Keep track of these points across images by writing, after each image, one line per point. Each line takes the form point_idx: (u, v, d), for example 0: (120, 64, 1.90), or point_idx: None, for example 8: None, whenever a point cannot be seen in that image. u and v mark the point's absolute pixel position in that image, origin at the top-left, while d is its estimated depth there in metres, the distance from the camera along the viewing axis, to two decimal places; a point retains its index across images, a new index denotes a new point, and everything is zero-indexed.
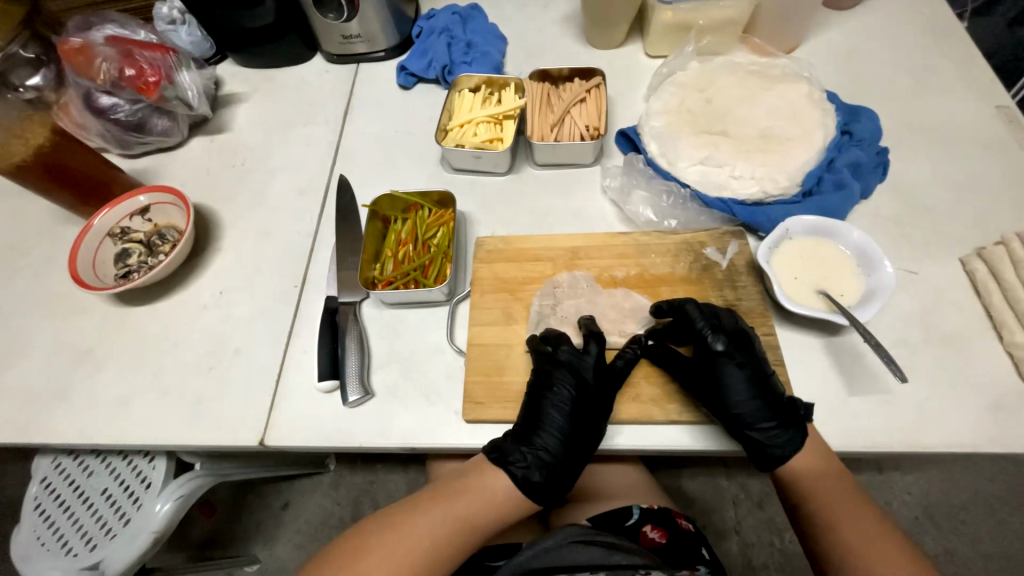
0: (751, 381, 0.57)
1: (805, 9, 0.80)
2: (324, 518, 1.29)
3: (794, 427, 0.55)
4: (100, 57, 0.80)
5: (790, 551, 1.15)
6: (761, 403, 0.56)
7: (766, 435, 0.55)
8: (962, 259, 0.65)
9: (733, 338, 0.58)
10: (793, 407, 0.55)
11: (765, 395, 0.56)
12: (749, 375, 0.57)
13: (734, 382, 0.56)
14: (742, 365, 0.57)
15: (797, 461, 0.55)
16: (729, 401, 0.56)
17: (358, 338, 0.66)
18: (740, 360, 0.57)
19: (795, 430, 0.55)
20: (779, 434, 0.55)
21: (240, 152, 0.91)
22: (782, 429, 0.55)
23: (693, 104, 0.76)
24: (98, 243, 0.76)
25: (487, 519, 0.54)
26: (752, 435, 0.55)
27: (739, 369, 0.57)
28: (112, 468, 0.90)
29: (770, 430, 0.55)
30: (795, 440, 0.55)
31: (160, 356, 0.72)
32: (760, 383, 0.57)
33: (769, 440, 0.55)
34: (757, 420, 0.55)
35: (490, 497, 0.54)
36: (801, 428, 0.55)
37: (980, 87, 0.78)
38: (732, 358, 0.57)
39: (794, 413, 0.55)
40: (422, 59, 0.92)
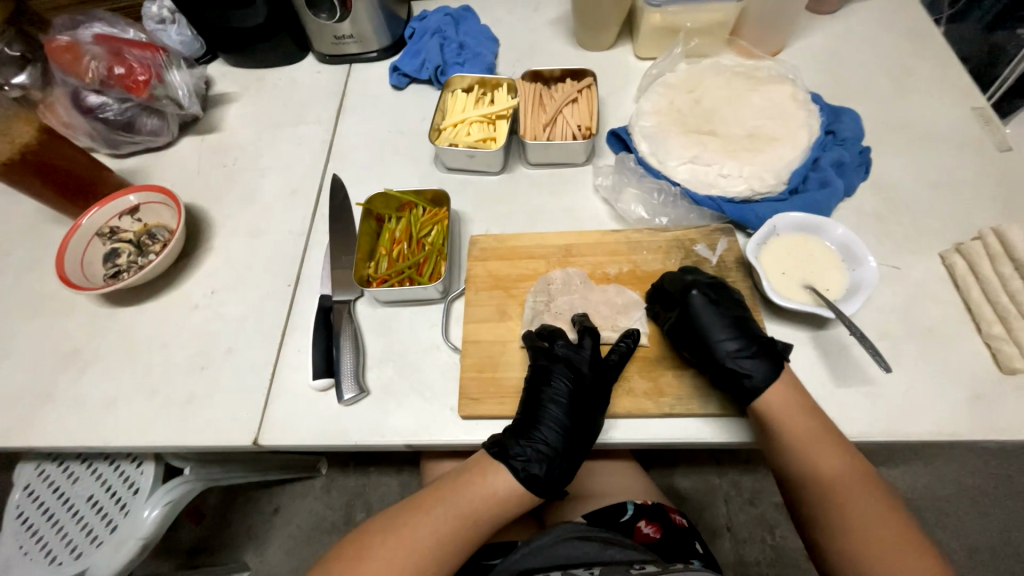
0: (727, 321, 0.59)
1: (789, 13, 0.82)
2: (316, 523, 1.28)
3: (771, 359, 0.56)
4: (88, 56, 0.79)
5: (780, 547, 1.17)
6: (736, 339, 0.58)
7: (746, 367, 0.56)
8: (941, 254, 0.67)
9: (706, 286, 0.62)
10: (767, 344, 0.58)
11: (740, 333, 0.59)
12: (722, 317, 0.59)
13: (709, 321, 0.59)
14: (715, 307, 0.60)
15: (775, 398, 0.55)
16: (707, 338, 0.58)
17: (353, 336, 0.66)
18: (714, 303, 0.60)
19: (774, 363, 0.56)
20: (757, 365, 0.56)
21: (231, 151, 0.90)
22: (759, 360, 0.56)
23: (682, 105, 0.78)
24: (86, 243, 0.75)
25: (491, 512, 0.53)
26: (730, 369, 0.56)
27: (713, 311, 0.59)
28: (98, 473, 0.88)
29: (749, 363, 0.56)
30: (773, 371, 0.56)
31: (151, 356, 0.71)
32: (735, 324, 0.59)
33: (749, 372, 0.56)
34: (734, 349, 0.57)
35: (492, 495, 0.54)
36: (779, 361, 0.56)
37: (957, 89, 0.81)
38: (706, 302, 0.60)
39: (771, 349, 0.57)
40: (414, 60, 0.93)
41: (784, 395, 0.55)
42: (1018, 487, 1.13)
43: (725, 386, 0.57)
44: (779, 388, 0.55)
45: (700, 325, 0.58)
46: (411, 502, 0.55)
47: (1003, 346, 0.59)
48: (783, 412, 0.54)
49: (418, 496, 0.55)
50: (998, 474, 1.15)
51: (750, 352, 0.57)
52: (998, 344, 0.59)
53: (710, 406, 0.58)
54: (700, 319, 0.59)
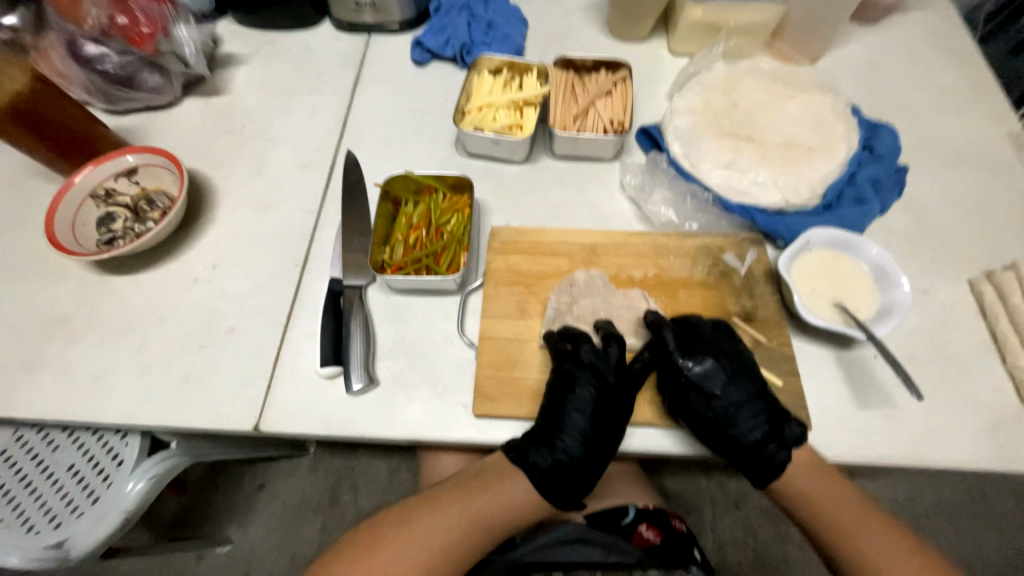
0: (736, 396, 0.57)
1: (833, 20, 0.80)
2: (300, 501, 1.25)
3: (783, 434, 0.56)
4: (89, 1, 0.72)
5: (762, 550, 1.18)
6: (745, 415, 0.57)
7: (759, 443, 0.56)
8: (970, 281, 0.66)
9: (712, 359, 0.58)
10: (776, 416, 0.57)
11: (747, 410, 0.57)
12: (728, 392, 0.57)
13: (716, 400, 0.56)
14: (713, 387, 0.57)
15: (788, 471, 0.56)
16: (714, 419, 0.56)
17: (363, 324, 0.63)
18: (722, 377, 0.57)
19: (786, 440, 0.56)
20: (769, 444, 0.56)
21: (239, 116, 0.85)
22: (770, 438, 0.56)
23: (718, 107, 0.75)
24: (78, 204, 0.70)
25: (508, 515, 0.54)
26: (748, 445, 0.57)
27: (716, 391, 0.57)
28: (81, 443, 0.84)
29: (763, 439, 0.57)
30: (785, 447, 0.56)
31: (146, 329, 0.67)
32: (744, 399, 0.57)
33: (762, 448, 0.57)
34: (747, 429, 0.57)
35: (502, 495, 0.54)
36: (792, 437, 0.56)
37: (993, 112, 0.80)
38: (708, 378, 0.57)
39: (784, 422, 0.57)
40: (439, 35, 0.88)
41: (802, 468, 0.56)
42: (998, 508, 1.15)
43: (740, 459, 0.58)
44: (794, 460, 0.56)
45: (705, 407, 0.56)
46: (426, 498, 0.55)
47: None
48: (810, 489, 0.56)
49: (427, 492, 0.56)
50: (978, 493, 1.17)
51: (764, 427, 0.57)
52: (1021, 376, 0.59)
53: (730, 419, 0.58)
54: (704, 401, 0.56)
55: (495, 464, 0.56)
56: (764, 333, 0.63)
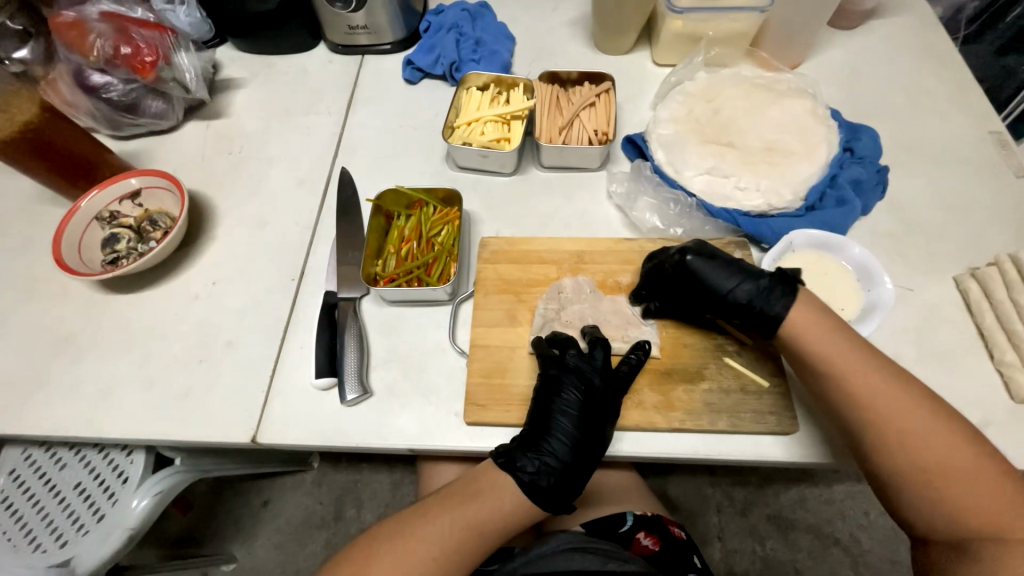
0: (725, 268, 0.59)
1: (811, 26, 0.82)
2: (305, 517, 1.26)
3: (786, 284, 0.57)
4: (94, 33, 0.76)
5: (770, 558, 1.16)
6: (745, 280, 0.58)
7: (769, 299, 0.56)
8: (955, 279, 0.66)
9: (697, 248, 0.61)
10: (773, 277, 0.58)
11: (744, 276, 0.59)
12: (718, 267, 0.60)
13: (711, 273, 0.59)
14: (700, 268, 0.59)
15: (799, 322, 0.54)
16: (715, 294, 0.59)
17: (357, 335, 0.65)
18: (707, 255, 0.60)
19: (791, 288, 0.56)
20: (776, 296, 0.56)
21: (238, 139, 0.88)
22: (774, 289, 0.57)
23: (701, 114, 0.77)
24: (85, 226, 0.73)
25: (498, 526, 0.54)
26: (765, 310, 0.56)
27: (705, 269, 0.60)
28: (86, 460, 0.85)
29: (772, 291, 0.57)
30: (788, 295, 0.56)
31: (148, 346, 0.69)
32: (733, 271, 0.59)
33: (770, 303, 0.56)
34: (748, 292, 0.58)
35: (499, 505, 0.54)
36: (792, 285, 0.56)
37: (974, 111, 0.81)
38: (702, 260, 0.60)
39: (785, 278, 0.57)
40: (429, 54, 0.91)
41: (805, 312, 0.55)
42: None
43: (763, 330, 0.57)
44: (799, 312, 0.55)
45: (697, 284, 0.59)
46: (418, 511, 0.55)
47: (1014, 373, 0.58)
48: (812, 338, 0.53)
49: (419, 504, 0.57)
50: None
51: (763, 282, 0.58)
52: (1009, 371, 0.59)
53: (719, 423, 0.58)
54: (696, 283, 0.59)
55: (486, 471, 0.57)
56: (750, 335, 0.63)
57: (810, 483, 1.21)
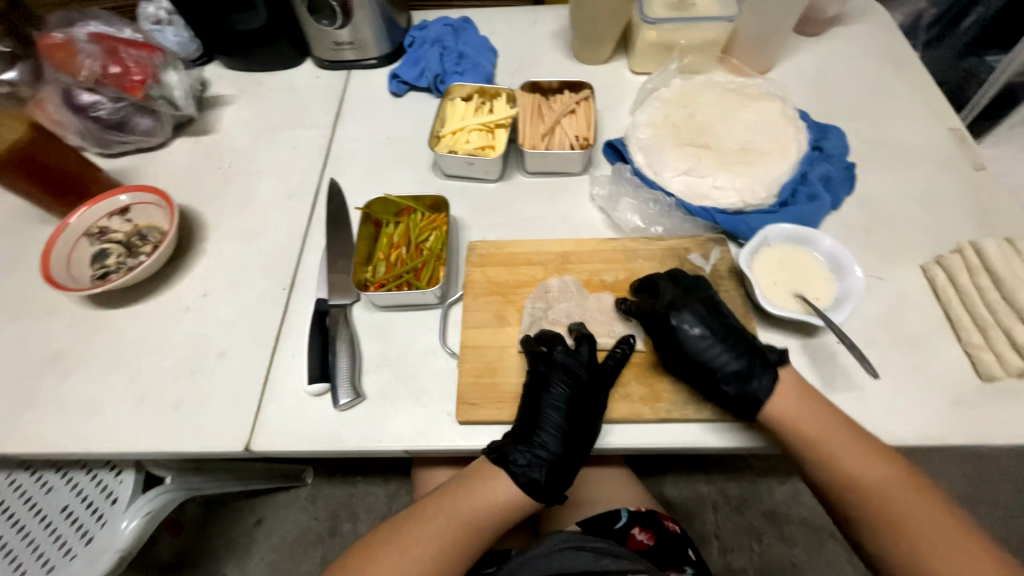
0: (711, 328, 0.61)
1: (777, 34, 0.86)
2: (300, 534, 1.24)
3: (766, 367, 0.58)
4: (83, 54, 0.77)
5: (768, 554, 1.17)
6: (727, 349, 0.59)
7: (761, 378, 0.57)
8: (922, 267, 0.70)
9: (686, 297, 0.63)
10: (758, 356, 0.59)
11: (733, 348, 0.60)
12: (710, 327, 0.61)
13: (695, 329, 0.60)
14: (694, 326, 0.60)
15: (786, 408, 0.56)
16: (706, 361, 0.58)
17: (349, 340, 0.66)
18: (694, 309, 0.62)
19: (780, 375, 0.58)
20: (766, 378, 0.57)
21: (227, 153, 0.90)
22: (755, 369, 0.58)
23: (676, 118, 0.80)
24: (74, 242, 0.74)
25: (492, 522, 0.55)
26: (741, 384, 0.57)
27: (698, 328, 0.60)
28: (74, 483, 0.83)
29: (763, 369, 0.58)
30: (775, 381, 0.57)
31: (139, 360, 0.69)
32: (722, 336, 0.60)
33: (749, 381, 0.57)
34: (726, 361, 0.58)
35: (492, 499, 0.55)
36: (772, 369, 0.58)
37: (934, 110, 0.85)
38: (687, 312, 0.61)
39: (772, 361, 0.59)
40: (414, 68, 0.94)
41: (785, 395, 0.56)
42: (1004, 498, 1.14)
43: (731, 404, 0.58)
44: (789, 397, 0.57)
45: (687, 343, 0.59)
46: (413, 512, 0.56)
47: (981, 354, 0.61)
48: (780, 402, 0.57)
49: (413, 505, 0.57)
50: (975, 480, 1.17)
51: (754, 356, 0.59)
52: (976, 352, 0.62)
53: (705, 410, 0.59)
54: (687, 343, 0.59)
55: (479, 467, 0.58)
56: None
57: (803, 477, 1.23)
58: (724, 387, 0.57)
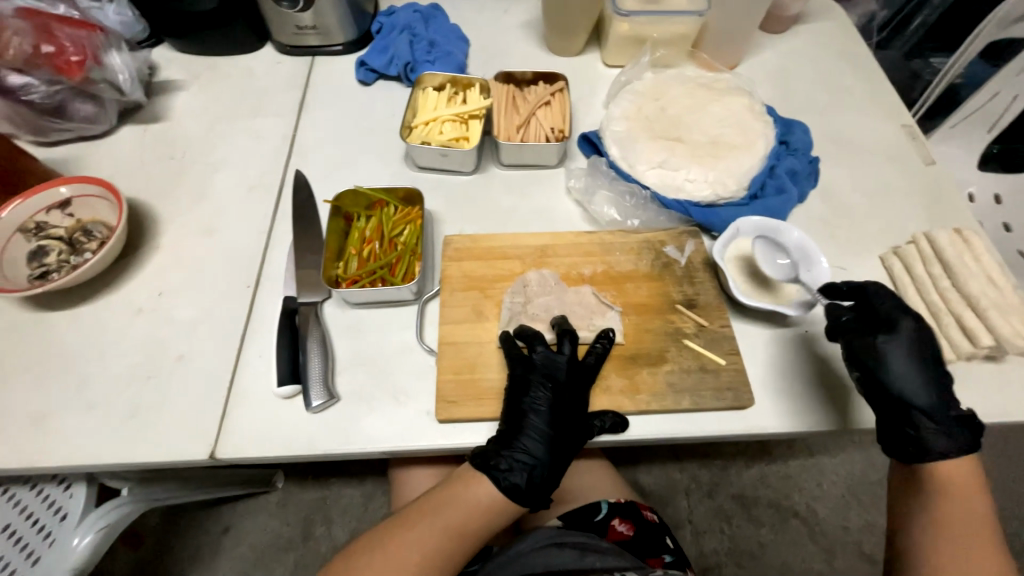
0: (916, 374, 0.57)
1: (744, 30, 0.88)
2: (270, 541, 1.19)
3: (958, 431, 0.56)
4: (10, 30, 0.69)
5: (737, 536, 1.22)
6: (932, 404, 0.56)
7: (932, 424, 0.56)
8: (881, 257, 0.73)
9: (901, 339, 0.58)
10: (969, 412, 0.57)
11: (938, 391, 0.57)
12: (928, 369, 0.58)
13: (902, 377, 0.57)
14: (924, 356, 0.58)
15: (950, 464, 0.56)
16: (910, 393, 0.56)
17: (320, 339, 0.63)
18: (911, 354, 0.58)
19: (968, 433, 0.56)
20: (943, 428, 0.56)
21: (181, 143, 0.84)
22: (946, 432, 0.56)
23: (650, 111, 0.81)
24: (6, 240, 0.67)
25: (480, 525, 0.55)
26: (925, 442, 0.56)
27: (923, 363, 0.58)
28: (16, 500, 0.73)
29: (942, 418, 0.56)
30: (959, 438, 0.56)
31: (87, 366, 0.64)
32: (934, 378, 0.58)
33: (932, 443, 0.56)
34: (926, 416, 0.56)
35: (476, 506, 0.55)
36: (963, 432, 0.56)
37: (889, 107, 0.90)
38: (906, 357, 0.57)
39: (964, 415, 0.56)
40: (382, 55, 0.90)
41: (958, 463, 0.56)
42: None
43: (904, 451, 0.58)
44: (958, 459, 0.56)
45: (897, 370, 0.57)
46: (397, 520, 0.55)
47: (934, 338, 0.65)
48: (953, 483, 0.56)
49: (396, 515, 0.56)
50: None
51: (933, 397, 0.57)
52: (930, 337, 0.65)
53: (683, 402, 0.60)
54: (897, 374, 0.57)
55: (463, 473, 0.57)
56: (706, 317, 0.66)
57: (768, 460, 1.28)
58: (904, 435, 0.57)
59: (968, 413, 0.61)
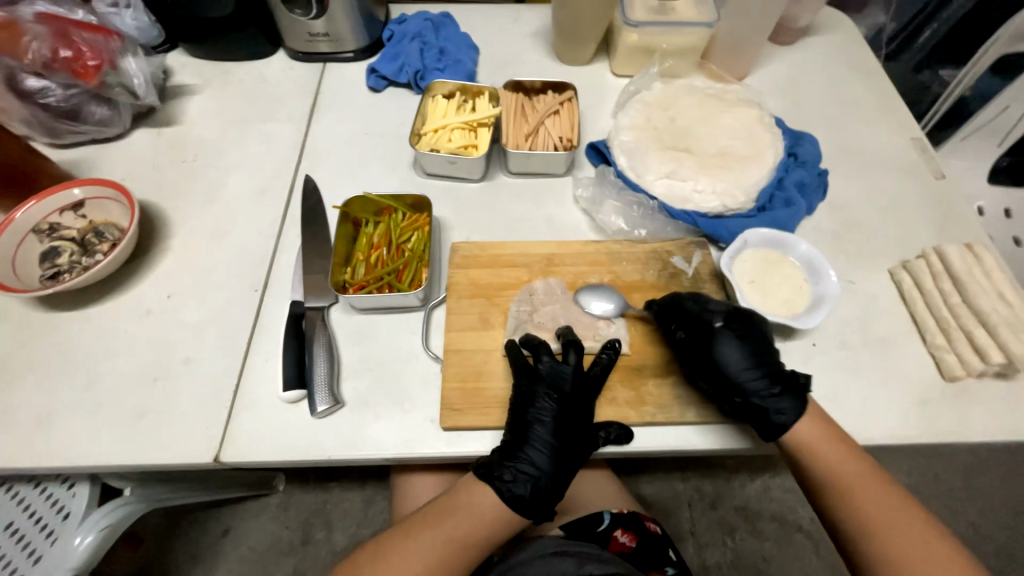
0: (735, 350, 0.59)
1: (754, 41, 0.88)
2: (270, 544, 1.19)
3: (800, 398, 0.57)
4: (29, 35, 0.71)
5: (740, 549, 1.20)
6: (740, 373, 0.58)
7: (767, 400, 0.57)
8: (890, 271, 0.73)
9: (675, 318, 0.61)
10: (796, 380, 0.59)
11: (761, 369, 0.58)
12: (742, 346, 0.59)
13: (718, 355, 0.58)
14: (749, 340, 0.60)
15: (800, 429, 0.57)
16: (727, 373, 0.58)
17: (326, 344, 0.63)
18: (732, 331, 0.60)
19: (797, 397, 0.57)
20: (780, 399, 0.57)
21: (192, 147, 0.85)
22: (777, 400, 0.57)
23: (658, 122, 0.81)
24: (19, 240, 0.68)
25: (482, 536, 0.54)
26: (776, 419, 0.56)
27: (746, 349, 0.59)
28: (19, 497, 0.75)
29: (762, 393, 0.57)
30: (796, 405, 0.57)
31: (94, 367, 0.64)
32: (756, 358, 0.59)
33: (780, 414, 0.57)
34: (755, 387, 0.57)
35: (479, 516, 0.55)
36: (804, 398, 0.57)
37: (898, 120, 0.89)
38: (728, 336, 0.60)
39: (792, 381, 0.58)
40: (393, 62, 0.91)
41: (812, 429, 0.57)
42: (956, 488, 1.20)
43: (758, 428, 0.58)
44: (804, 425, 0.57)
45: (717, 354, 0.59)
46: (402, 527, 0.55)
47: (944, 354, 0.64)
48: (838, 458, 0.55)
49: (400, 523, 0.56)
50: (927, 471, 1.23)
51: (754, 376, 0.58)
52: (940, 353, 0.65)
53: (689, 415, 0.60)
54: (726, 362, 0.58)
55: (466, 483, 0.57)
56: None
57: (771, 472, 1.27)
58: (750, 412, 0.57)
59: (977, 431, 0.60)
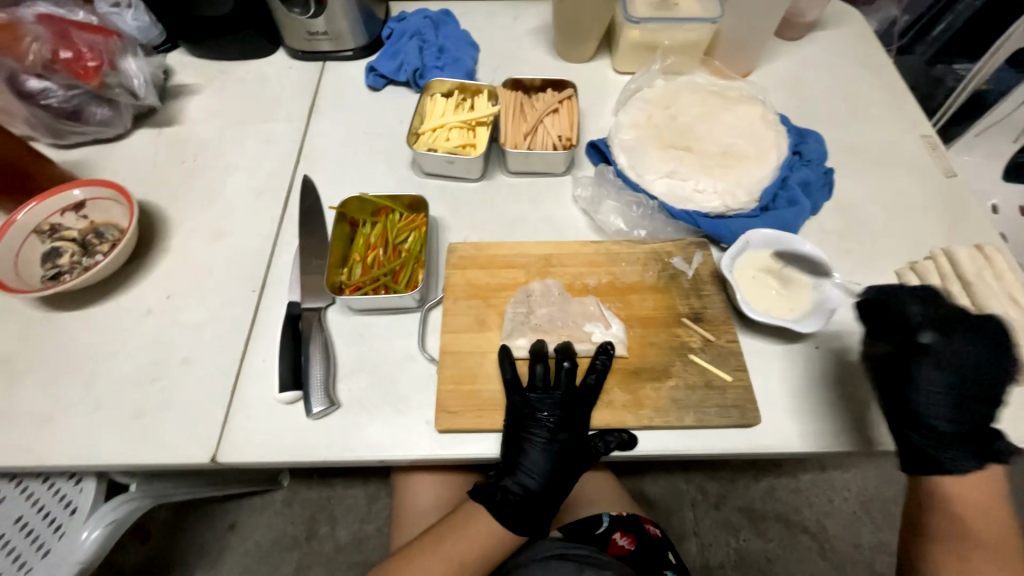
0: (949, 386, 0.54)
1: (758, 37, 0.86)
2: (275, 539, 1.20)
3: (980, 453, 0.53)
4: (29, 36, 0.71)
5: (744, 549, 1.19)
6: (943, 414, 0.54)
7: (938, 447, 0.54)
8: (897, 273, 0.71)
9: (909, 333, 0.56)
10: (989, 435, 0.54)
11: (959, 409, 0.54)
12: (956, 385, 0.54)
13: (922, 389, 0.54)
14: (959, 368, 0.54)
15: (962, 478, 0.54)
16: (923, 410, 0.54)
17: (323, 346, 0.63)
18: (950, 369, 0.54)
19: (976, 452, 0.53)
20: (960, 451, 0.53)
21: (193, 147, 0.85)
22: (960, 450, 0.53)
23: (660, 120, 0.80)
24: (22, 240, 0.68)
25: (479, 557, 0.56)
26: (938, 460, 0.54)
27: (957, 378, 0.54)
28: (31, 494, 0.75)
29: (947, 436, 0.54)
30: (974, 460, 0.53)
31: (94, 366, 0.65)
32: (960, 399, 0.54)
33: (949, 461, 0.53)
34: (942, 432, 0.54)
35: (474, 537, 0.56)
36: (985, 454, 0.53)
37: (909, 116, 0.87)
38: (939, 373, 0.55)
39: (984, 437, 0.54)
40: (392, 61, 0.91)
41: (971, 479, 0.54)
42: None
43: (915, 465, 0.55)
44: (965, 477, 0.54)
45: (926, 388, 0.54)
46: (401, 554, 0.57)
47: None
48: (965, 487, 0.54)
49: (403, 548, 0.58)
50: None
51: (950, 414, 0.54)
52: None
53: (686, 418, 0.59)
54: (928, 393, 0.54)
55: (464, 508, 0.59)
56: (713, 332, 0.65)
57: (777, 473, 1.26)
58: (920, 452, 0.54)
59: None
